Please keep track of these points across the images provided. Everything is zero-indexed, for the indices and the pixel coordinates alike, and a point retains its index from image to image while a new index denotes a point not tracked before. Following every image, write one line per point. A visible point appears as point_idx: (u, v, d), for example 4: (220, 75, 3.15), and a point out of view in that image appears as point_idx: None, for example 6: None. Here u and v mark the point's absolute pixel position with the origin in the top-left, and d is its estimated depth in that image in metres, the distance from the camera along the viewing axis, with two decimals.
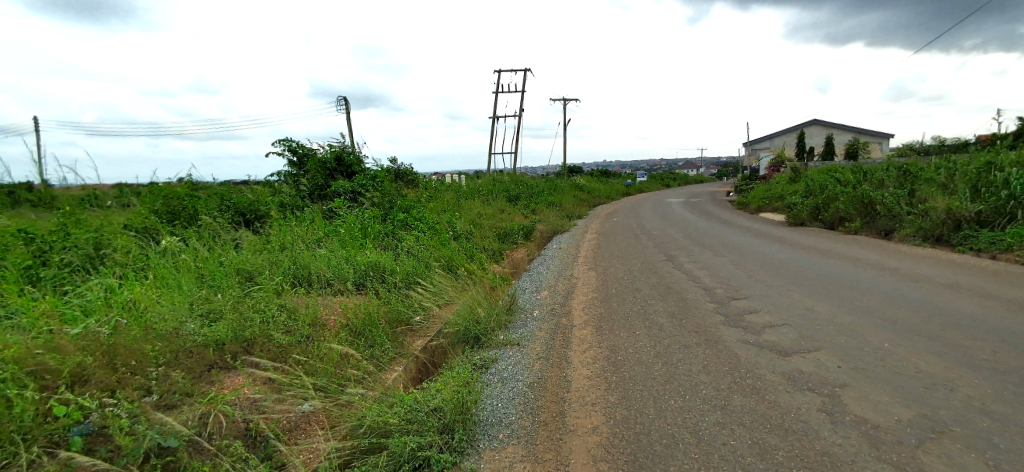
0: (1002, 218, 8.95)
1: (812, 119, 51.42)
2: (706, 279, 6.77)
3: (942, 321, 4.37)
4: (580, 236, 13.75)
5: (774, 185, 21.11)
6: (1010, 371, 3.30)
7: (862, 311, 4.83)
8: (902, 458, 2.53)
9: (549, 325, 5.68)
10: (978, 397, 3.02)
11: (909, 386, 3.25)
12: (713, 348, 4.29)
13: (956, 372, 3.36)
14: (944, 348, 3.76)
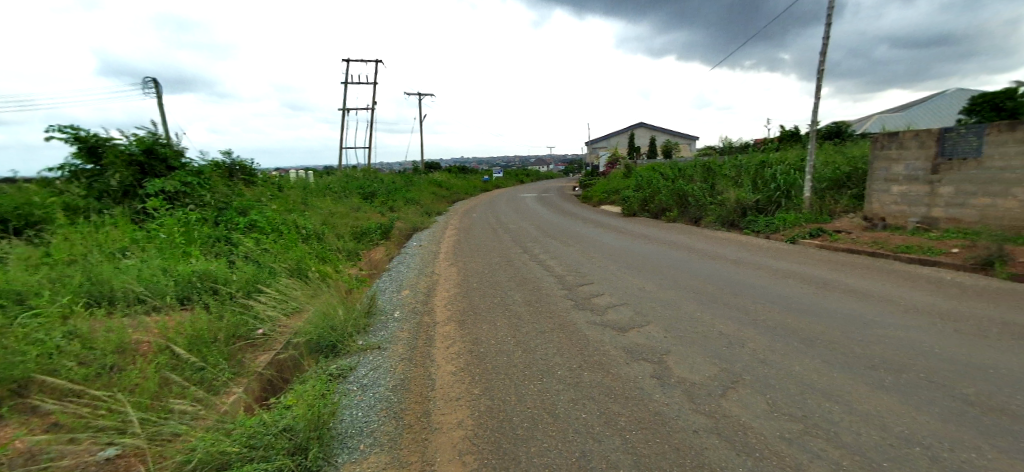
0: (772, 206, 11.58)
1: (637, 124, 59.48)
2: (558, 268, 7.25)
3: (736, 291, 5.36)
4: (441, 233, 13.63)
5: (612, 180, 23.76)
6: (779, 325, 4.20)
7: (682, 287, 5.67)
8: (710, 408, 3.02)
9: (411, 324, 5.45)
10: (761, 349, 3.76)
11: (715, 347, 3.90)
12: (565, 331, 4.60)
13: (745, 331, 4.14)
14: (739, 313, 4.60)
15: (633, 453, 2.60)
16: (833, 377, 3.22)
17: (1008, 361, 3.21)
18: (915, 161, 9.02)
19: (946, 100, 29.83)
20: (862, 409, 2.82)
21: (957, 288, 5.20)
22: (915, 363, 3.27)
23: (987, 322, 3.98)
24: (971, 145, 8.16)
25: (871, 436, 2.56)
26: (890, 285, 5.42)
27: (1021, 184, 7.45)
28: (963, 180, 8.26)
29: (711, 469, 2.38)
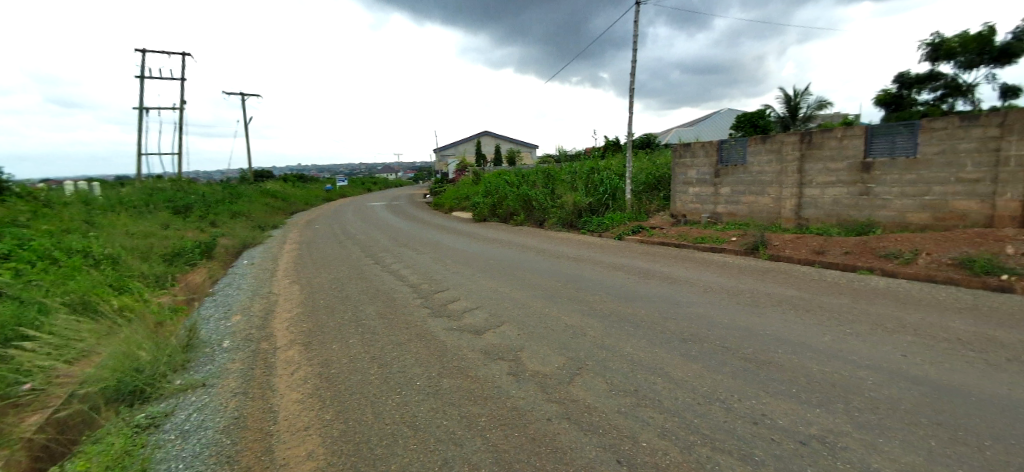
0: (602, 207, 13.14)
1: (482, 132, 62.21)
2: (412, 277, 7.08)
3: (576, 285, 5.90)
4: (279, 248, 12.17)
5: (462, 186, 24.18)
6: (611, 312, 4.75)
7: (530, 285, 6.02)
8: (561, 395, 3.26)
9: (244, 353, 4.71)
10: (599, 335, 4.19)
11: (562, 338, 4.22)
12: (422, 341, 4.49)
13: (586, 320, 4.57)
14: (579, 305, 5.07)
15: (494, 450, 2.64)
16: (655, 352, 3.75)
17: (770, 323, 4.14)
18: (703, 167, 11.15)
19: (720, 117, 37.74)
20: (677, 377, 3.34)
21: (735, 269, 6.55)
22: (709, 332, 4.02)
23: (755, 294, 5.08)
24: (738, 153, 10.42)
25: (685, 399, 3.05)
26: (691, 270, 6.57)
27: (771, 185, 9.76)
28: (735, 182, 10.46)
29: (564, 452, 2.56)
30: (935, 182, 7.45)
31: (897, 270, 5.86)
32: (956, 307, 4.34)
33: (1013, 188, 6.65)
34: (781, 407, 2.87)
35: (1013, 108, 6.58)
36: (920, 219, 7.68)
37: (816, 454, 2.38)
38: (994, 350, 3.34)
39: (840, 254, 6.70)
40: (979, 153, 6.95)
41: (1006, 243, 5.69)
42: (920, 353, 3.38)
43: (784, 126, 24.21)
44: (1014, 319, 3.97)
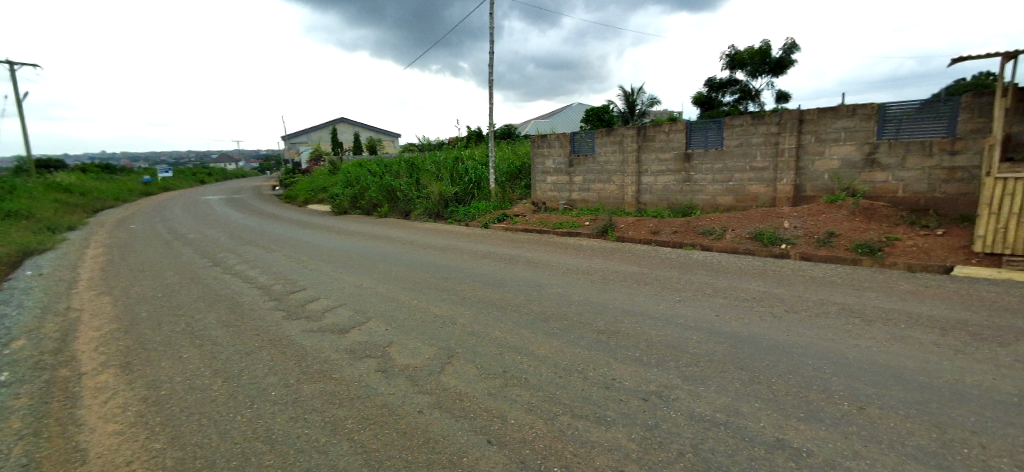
0: (468, 196, 13.35)
1: (340, 118, 58.57)
2: (263, 278, 6.38)
3: (444, 275, 5.91)
4: (82, 254, 9.93)
5: (318, 178, 22.36)
6: (477, 298, 4.86)
7: (395, 279, 5.86)
8: (433, 385, 3.21)
9: (32, 386, 3.77)
10: (469, 322, 4.22)
11: (432, 328, 4.16)
12: (277, 347, 4.07)
13: (455, 309, 4.59)
14: (447, 294, 5.10)
15: (361, 452, 2.53)
16: (519, 332, 3.91)
17: (614, 297, 4.62)
18: (558, 157, 11.94)
19: (574, 110, 40.99)
20: (537, 353, 3.52)
21: (588, 251, 7.18)
22: (567, 310, 4.34)
23: (604, 272, 5.63)
24: (588, 145, 11.37)
25: (548, 373, 3.22)
26: (550, 254, 7.04)
27: (616, 173, 10.85)
28: (586, 170, 11.40)
29: (435, 442, 2.55)
30: (736, 170, 9.00)
31: (712, 244, 7.00)
32: (753, 273, 5.34)
33: (786, 174, 8.34)
34: (627, 370, 3.20)
35: (786, 110, 8.24)
36: (726, 201, 9.24)
37: (654, 408, 2.74)
38: (776, 305, 4.18)
39: (671, 233, 7.76)
40: (765, 146, 8.58)
41: (782, 219, 7.13)
42: (728, 312, 4.08)
43: (623, 120, 26.92)
44: (790, 279, 5.03)
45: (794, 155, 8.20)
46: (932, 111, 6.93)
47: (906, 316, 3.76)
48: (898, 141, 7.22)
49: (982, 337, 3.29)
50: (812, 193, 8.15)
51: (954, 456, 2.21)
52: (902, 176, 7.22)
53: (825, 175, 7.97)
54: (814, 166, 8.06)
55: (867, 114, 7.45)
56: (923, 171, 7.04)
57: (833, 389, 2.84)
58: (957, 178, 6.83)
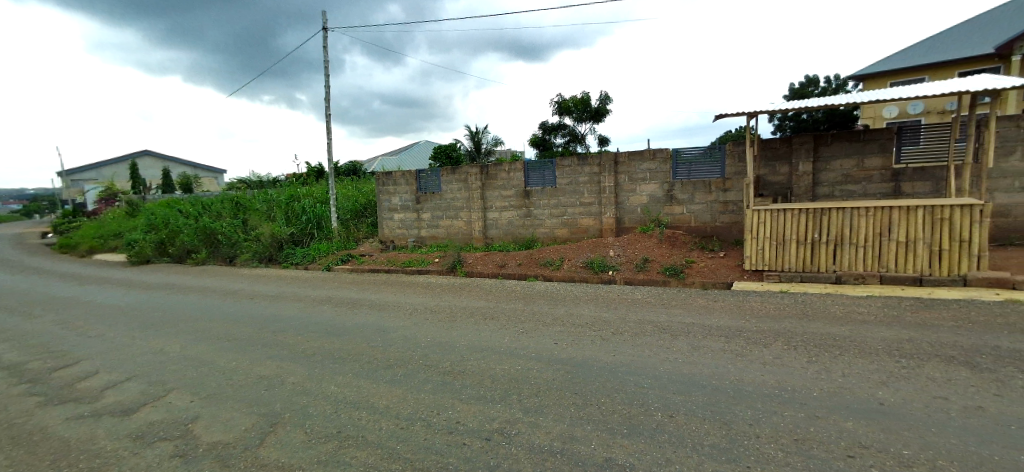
0: (307, 237, 12.54)
1: (142, 150, 50.66)
2: (9, 355, 4.91)
3: (274, 328, 5.29)
4: None
5: (111, 223, 18.52)
6: (308, 350, 4.46)
7: (210, 338, 5.05)
8: (247, 463, 2.60)
9: None
10: (300, 381, 3.73)
11: (254, 393, 3.55)
12: (23, 446, 2.97)
13: (284, 367, 4.05)
14: (276, 349, 4.54)
15: None
16: (360, 386, 3.59)
17: (459, 334, 4.67)
18: (405, 194, 11.93)
19: (422, 148, 41.80)
20: (379, 406, 3.25)
21: (436, 289, 7.14)
22: (409, 353, 4.22)
23: (452, 309, 5.66)
24: (434, 183, 11.59)
25: (389, 427, 2.94)
26: (398, 295, 6.83)
27: (463, 210, 11.20)
28: (434, 207, 11.57)
29: None
30: (569, 206, 9.95)
31: (552, 274, 7.56)
32: (585, 299, 5.86)
33: (609, 208, 9.47)
34: (471, 411, 3.14)
35: (603, 153, 9.44)
36: (563, 234, 10.12)
37: (497, 445, 2.69)
38: (605, 328, 4.60)
39: (515, 265, 8.19)
40: (590, 184, 9.67)
41: (608, 248, 8.04)
42: (563, 338, 4.38)
43: (470, 159, 27.77)
44: (616, 302, 5.61)
45: (613, 191, 9.37)
46: (708, 157, 8.55)
47: (703, 329, 4.43)
48: (688, 180, 8.71)
49: (753, 341, 4.04)
50: (630, 224, 9.37)
51: (738, 449, 2.60)
52: (693, 209, 8.70)
53: (638, 209, 9.24)
54: (629, 201, 9.30)
55: (664, 158, 8.91)
56: (707, 204, 8.58)
57: (649, 402, 3.18)
58: (730, 210, 8.45)
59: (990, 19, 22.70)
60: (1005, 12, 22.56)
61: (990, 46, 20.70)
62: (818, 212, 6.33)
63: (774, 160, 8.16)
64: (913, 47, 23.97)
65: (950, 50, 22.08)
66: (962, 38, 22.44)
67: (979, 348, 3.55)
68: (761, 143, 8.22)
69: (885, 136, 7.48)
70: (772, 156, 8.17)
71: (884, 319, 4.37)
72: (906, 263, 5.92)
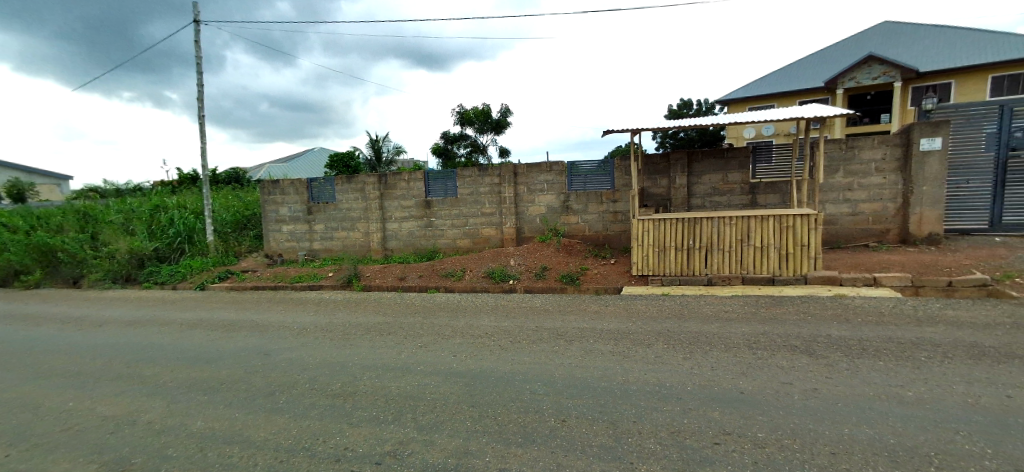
0: (175, 254, 11.25)
1: None
2: None
3: (127, 359, 4.62)
4: None
5: None
6: (167, 382, 3.96)
7: (36, 375, 4.27)
8: None
9: None
10: (159, 419, 3.28)
11: (95, 438, 3.04)
12: None
13: (137, 404, 3.53)
14: (128, 384, 3.95)
15: None
16: (234, 418, 3.24)
17: (352, 354, 4.46)
18: (295, 204, 11.33)
19: (315, 156, 39.76)
20: (255, 439, 2.95)
21: (329, 305, 6.76)
22: (294, 378, 3.93)
23: (345, 327, 5.39)
24: (328, 192, 11.06)
25: (266, 462, 2.68)
26: (285, 314, 6.36)
27: (360, 221, 10.83)
28: (328, 218, 11.08)
29: None
30: (470, 216, 10.04)
31: (454, 285, 7.53)
32: (487, 309, 5.91)
33: (509, 218, 9.70)
34: (362, 434, 2.98)
35: (503, 165, 9.65)
36: (464, 244, 10.17)
37: (389, 468, 2.57)
38: (505, 338, 4.69)
39: (416, 277, 8.04)
40: (491, 194, 9.83)
41: (508, 258, 8.20)
42: (462, 351, 4.42)
43: (371, 168, 26.85)
44: (513, 311, 5.74)
45: (513, 202, 9.61)
46: (600, 169, 9.11)
47: (594, 333, 4.67)
48: (583, 191, 9.20)
49: (639, 342, 4.33)
50: (530, 234, 9.67)
51: (623, 447, 2.75)
52: (587, 219, 9.20)
53: (537, 219, 9.57)
54: (528, 211, 9.60)
55: (560, 170, 9.33)
56: (599, 214, 9.13)
57: (543, 409, 3.27)
58: (619, 219, 9.05)
59: (822, 56, 27.05)
60: (832, 51, 27.03)
61: (821, 80, 24.77)
62: (692, 221, 7.00)
63: (655, 174, 8.94)
64: (768, 77, 27.80)
65: (794, 82, 26.01)
66: (802, 72, 26.54)
67: (815, 337, 4.15)
68: (644, 158, 8.95)
69: (743, 155, 8.52)
70: (654, 170, 8.95)
71: (745, 316, 4.95)
72: (762, 266, 6.73)
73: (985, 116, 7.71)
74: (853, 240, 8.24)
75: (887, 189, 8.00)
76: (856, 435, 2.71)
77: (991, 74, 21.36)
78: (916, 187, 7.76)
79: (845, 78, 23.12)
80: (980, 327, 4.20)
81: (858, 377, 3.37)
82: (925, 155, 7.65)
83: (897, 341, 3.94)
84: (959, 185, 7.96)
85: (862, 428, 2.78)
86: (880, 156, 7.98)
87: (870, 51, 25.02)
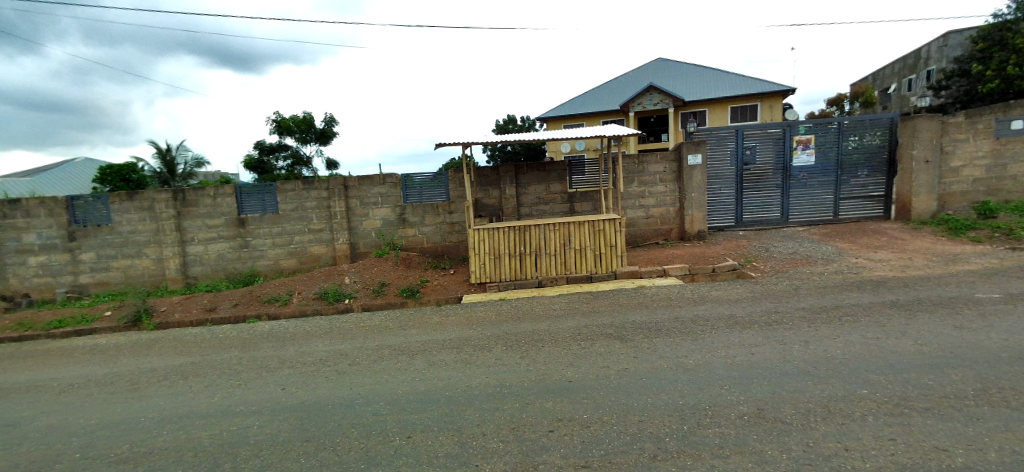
0: None
1: None
2: None
3: None
4: None
5: None
6: None
7: None
8: None
9: None
10: None
11: None
12: None
13: None
14: None
15: None
16: None
17: (139, 408, 3.69)
18: (48, 229, 9.12)
19: (77, 169, 31.97)
20: None
21: (104, 352, 5.48)
22: (49, 450, 3.07)
23: (133, 376, 4.45)
24: (99, 212, 9.09)
25: None
26: (36, 371, 4.95)
27: (148, 245, 9.21)
28: (100, 245, 9.16)
29: None
30: (294, 233, 9.26)
31: (279, 311, 6.79)
32: (320, 334, 5.47)
33: (341, 234, 9.20)
34: None
35: (330, 177, 9.10)
36: (290, 264, 9.35)
37: None
38: (341, 361, 4.41)
39: (230, 307, 7.04)
40: (318, 209, 9.20)
41: (343, 276, 7.77)
42: (294, 382, 4.02)
43: (162, 182, 22.73)
44: (350, 332, 5.42)
45: (345, 217, 9.15)
46: (435, 181, 9.20)
47: (436, 344, 4.69)
48: (418, 204, 9.19)
49: (479, 348, 4.49)
50: (364, 249, 9.30)
51: (470, 451, 2.79)
52: (424, 231, 9.22)
53: (372, 233, 9.26)
54: (362, 226, 9.24)
55: (394, 183, 9.16)
56: (436, 226, 9.22)
57: (389, 429, 3.13)
58: (456, 230, 9.26)
59: (617, 82, 31.71)
60: (625, 78, 31.81)
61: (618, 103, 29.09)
62: (523, 228, 7.53)
63: (487, 185, 9.43)
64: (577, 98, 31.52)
65: (597, 104, 30.04)
66: (602, 95, 30.80)
67: (624, 324, 4.82)
68: (476, 170, 9.37)
69: (561, 168, 9.49)
70: (485, 182, 9.44)
71: (571, 311, 5.52)
72: (581, 267, 7.57)
73: (728, 138, 9.90)
74: (647, 238, 9.82)
75: (668, 196, 9.74)
76: (656, 402, 3.21)
77: (730, 105, 27.74)
78: (688, 194, 9.60)
79: (634, 103, 27.53)
80: (732, 302, 5.39)
81: (655, 352, 4.03)
82: (692, 168, 9.53)
83: (682, 319, 4.82)
84: (715, 192, 10.08)
85: (660, 395, 3.31)
86: (662, 169, 9.69)
87: (650, 82, 30.27)
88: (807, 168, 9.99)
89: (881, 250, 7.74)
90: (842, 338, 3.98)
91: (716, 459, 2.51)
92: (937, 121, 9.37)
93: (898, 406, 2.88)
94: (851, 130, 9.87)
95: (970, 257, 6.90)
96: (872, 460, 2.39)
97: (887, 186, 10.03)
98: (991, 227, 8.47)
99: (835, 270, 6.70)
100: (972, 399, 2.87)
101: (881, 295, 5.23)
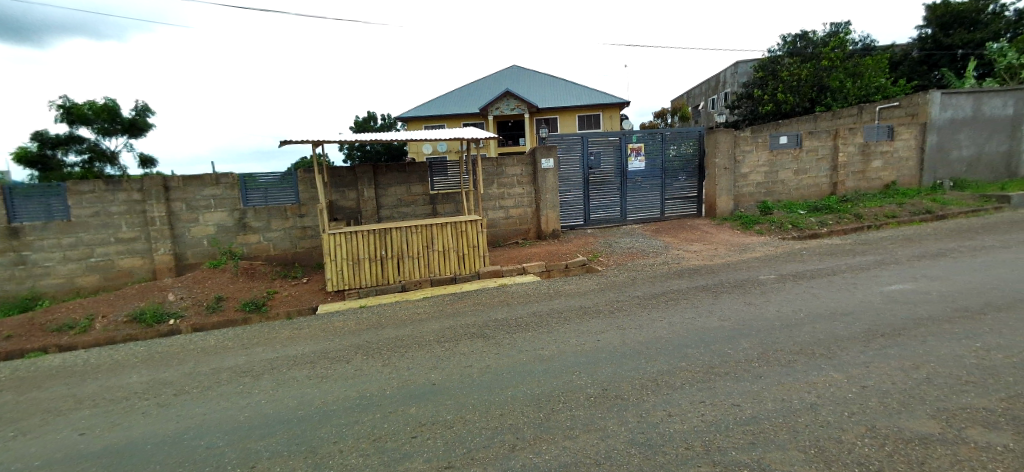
0: None
1: None
2: None
3: None
4: None
5: None
6: None
7: None
8: None
9: None
10: None
11: None
12: None
13: None
14: None
15: None
16: None
17: None
18: None
19: None
20: None
21: None
22: None
23: None
24: None
25: None
26: None
27: None
28: None
29: None
30: (95, 244, 7.72)
31: (76, 340, 5.58)
32: (136, 362, 4.64)
33: (162, 243, 7.92)
34: None
35: (145, 177, 7.76)
36: (91, 282, 7.77)
37: None
38: (164, 392, 3.79)
39: (2, 341, 5.58)
40: (129, 214, 7.80)
41: (166, 292, 6.69)
42: (98, 423, 3.34)
43: None
44: (179, 357, 4.71)
45: (166, 223, 7.90)
46: (282, 182, 8.42)
47: (288, 360, 4.31)
48: (262, 207, 8.32)
49: (336, 360, 4.23)
50: (194, 260, 8.14)
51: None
52: (271, 237, 8.39)
53: (204, 241, 8.15)
54: (190, 233, 8.07)
55: (229, 183, 8.16)
56: (285, 231, 8.45)
57: (227, 461, 2.78)
58: (308, 235, 8.60)
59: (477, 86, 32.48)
60: (484, 82, 32.73)
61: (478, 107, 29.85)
62: (383, 231, 7.28)
63: (342, 187, 8.93)
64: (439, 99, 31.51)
65: (458, 106, 30.44)
66: (462, 98, 31.28)
67: (485, 323, 4.96)
68: (329, 170, 8.80)
69: (421, 169, 9.40)
70: (341, 183, 8.93)
71: (435, 314, 5.50)
72: (445, 268, 7.60)
73: (575, 144, 10.77)
74: (508, 238, 10.25)
75: (526, 197, 10.27)
76: (517, 394, 3.36)
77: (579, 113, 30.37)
78: (542, 195, 10.25)
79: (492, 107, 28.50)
80: (579, 294, 5.91)
81: (515, 347, 4.22)
82: (545, 171, 10.21)
83: (537, 314, 5.13)
84: (566, 194, 10.91)
85: (519, 387, 3.47)
86: (519, 171, 10.17)
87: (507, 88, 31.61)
88: (640, 172, 11.37)
89: (696, 243, 9.18)
90: (665, 321, 4.61)
91: (567, 441, 2.71)
92: (732, 134, 11.36)
93: (706, 374, 3.43)
94: (671, 140, 11.47)
95: (757, 246, 8.56)
96: (687, 422, 2.81)
97: (699, 188, 11.91)
98: (769, 221, 10.49)
99: (662, 260, 7.76)
100: (756, 362, 3.55)
101: (695, 281, 6.20)
